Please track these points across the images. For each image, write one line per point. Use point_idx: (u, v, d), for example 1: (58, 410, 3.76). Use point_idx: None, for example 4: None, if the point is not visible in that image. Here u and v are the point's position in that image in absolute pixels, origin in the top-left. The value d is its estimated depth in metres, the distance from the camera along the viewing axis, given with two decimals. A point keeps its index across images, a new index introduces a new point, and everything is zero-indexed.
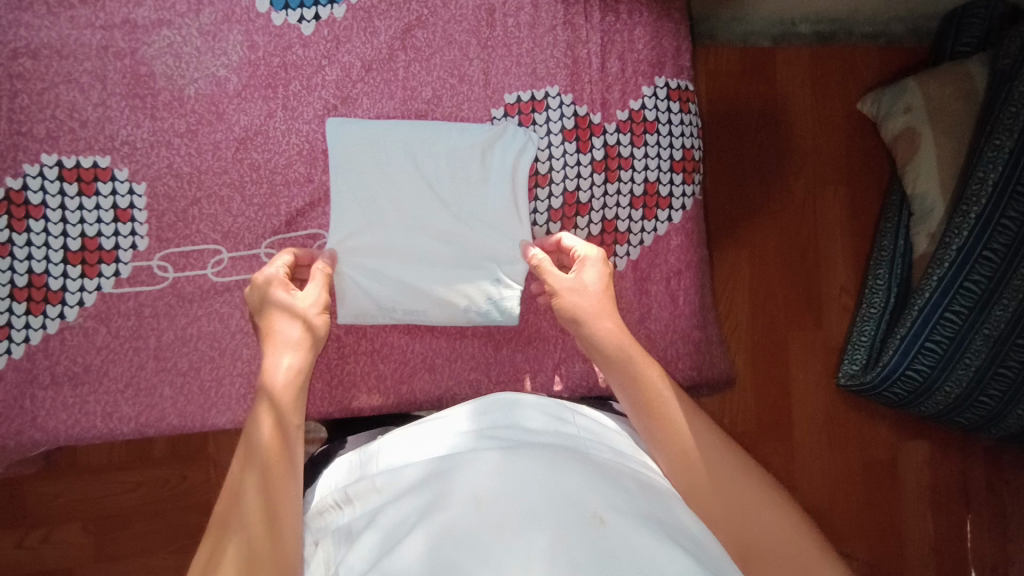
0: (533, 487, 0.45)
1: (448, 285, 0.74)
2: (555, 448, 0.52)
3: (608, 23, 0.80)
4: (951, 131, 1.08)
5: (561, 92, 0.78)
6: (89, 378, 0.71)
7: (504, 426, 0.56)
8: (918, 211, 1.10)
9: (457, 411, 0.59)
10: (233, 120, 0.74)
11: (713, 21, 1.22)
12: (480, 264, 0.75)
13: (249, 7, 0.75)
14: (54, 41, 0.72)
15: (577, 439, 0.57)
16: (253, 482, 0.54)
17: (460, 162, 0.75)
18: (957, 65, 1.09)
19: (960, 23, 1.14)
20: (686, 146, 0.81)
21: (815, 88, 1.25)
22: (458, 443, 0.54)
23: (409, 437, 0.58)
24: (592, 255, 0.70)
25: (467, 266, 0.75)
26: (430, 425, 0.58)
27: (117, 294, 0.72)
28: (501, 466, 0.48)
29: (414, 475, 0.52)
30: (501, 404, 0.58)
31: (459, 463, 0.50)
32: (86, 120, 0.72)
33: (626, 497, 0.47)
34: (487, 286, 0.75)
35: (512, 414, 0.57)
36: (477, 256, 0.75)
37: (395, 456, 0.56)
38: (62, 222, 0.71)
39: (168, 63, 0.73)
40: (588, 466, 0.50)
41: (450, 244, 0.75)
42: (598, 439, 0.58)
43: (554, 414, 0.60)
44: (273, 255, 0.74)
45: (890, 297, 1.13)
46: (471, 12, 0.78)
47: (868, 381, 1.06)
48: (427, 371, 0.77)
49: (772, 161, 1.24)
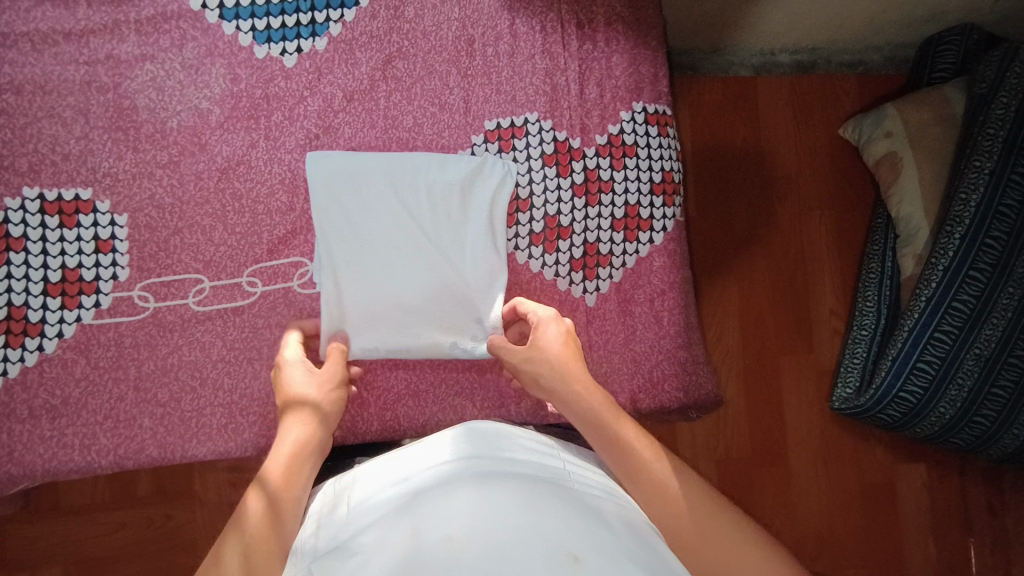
0: (507, 517, 0.45)
1: (436, 319, 0.75)
2: (535, 481, 0.52)
3: (585, 51, 0.82)
4: (931, 155, 1.10)
5: (541, 117, 0.80)
6: (67, 411, 0.70)
7: (486, 457, 0.55)
8: (904, 233, 1.11)
9: (441, 439, 0.59)
10: (216, 150, 0.75)
11: (692, 52, 1.25)
12: (467, 300, 0.75)
13: (232, 41, 0.76)
14: (38, 77, 0.73)
15: (558, 471, 0.57)
16: (237, 545, 0.55)
17: (442, 197, 0.75)
18: (935, 91, 1.12)
19: (937, 50, 1.17)
20: (666, 169, 0.82)
21: (794, 115, 1.27)
22: (437, 473, 0.53)
23: (390, 465, 0.59)
24: (546, 316, 0.70)
25: (454, 301, 0.75)
26: (413, 453, 0.59)
27: (97, 325, 0.72)
28: (478, 494, 0.48)
29: (390, 505, 0.51)
30: (486, 436, 0.59)
31: (437, 489, 0.50)
32: (68, 153, 0.73)
33: (603, 534, 0.47)
34: (469, 322, 0.75)
35: (495, 449, 0.57)
36: (460, 291, 0.75)
37: (376, 483, 0.57)
38: (43, 254, 0.71)
39: (151, 96, 0.74)
40: (567, 504, 0.49)
41: (434, 280, 0.74)
42: (578, 475, 0.58)
43: (538, 450, 0.60)
44: (255, 283, 0.74)
45: (879, 319, 1.13)
46: (451, 43, 0.80)
47: (861, 404, 1.05)
48: (412, 397, 0.76)
49: (755, 187, 1.25)
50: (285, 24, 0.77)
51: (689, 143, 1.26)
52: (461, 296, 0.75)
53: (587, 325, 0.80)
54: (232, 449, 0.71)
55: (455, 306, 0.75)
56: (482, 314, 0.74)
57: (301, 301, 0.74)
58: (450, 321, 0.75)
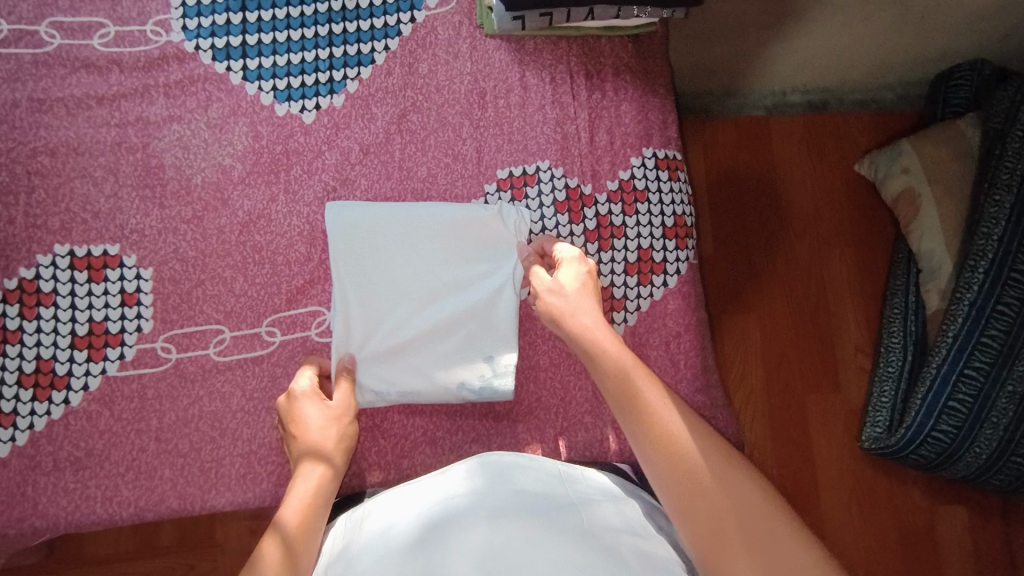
0: (518, 561, 0.47)
1: (449, 362, 0.75)
2: (545, 514, 0.53)
3: (595, 100, 0.84)
4: (950, 189, 1.10)
5: (552, 165, 0.81)
6: (90, 463, 0.71)
7: (498, 489, 0.57)
8: (926, 268, 1.10)
9: (456, 468, 0.61)
10: (238, 205, 0.77)
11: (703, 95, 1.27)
12: (479, 343, 0.75)
13: (254, 101, 0.79)
14: (72, 139, 0.77)
15: (568, 498, 0.58)
16: None
17: (459, 239, 0.76)
18: (950, 127, 1.12)
19: (949, 87, 1.18)
20: (677, 213, 0.83)
21: (807, 154, 1.28)
22: (449, 506, 0.55)
23: (401, 493, 0.60)
24: (569, 257, 0.70)
25: (466, 343, 0.75)
26: (426, 483, 0.60)
27: (121, 377, 0.73)
28: (489, 536, 0.50)
29: (403, 536, 0.53)
30: (499, 466, 0.60)
31: (452, 525, 0.52)
32: (98, 212, 0.76)
33: (612, 570, 0.48)
34: (479, 363, 0.75)
35: (507, 480, 0.58)
36: (472, 333, 0.75)
37: (388, 510, 0.58)
38: (71, 308, 0.74)
39: (178, 155, 0.78)
40: (576, 541, 0.50)
41: (448, 322, 0.75)
42: (583, 499, 0.59)
43: (551, 476, 0.61)
44: (273, 332, 0.75)
45: (906, 358, 1.11)
46: (463, 96, 0.82)
47: (892, 445, 1.02)
48: (428, 445, 0.76)
49: (770, 225, 1.25)
50: (305, 83, 0.80)
51: (703, 181, 1.27)
52: (474, 338, 0.75)
53: None
54: (250, 499, 0.71)
55: (467, 348, 0.75)
56: (494, 356, 0.75)
57: (319, 350, 0.76)
58: (461, 363, 0.75)
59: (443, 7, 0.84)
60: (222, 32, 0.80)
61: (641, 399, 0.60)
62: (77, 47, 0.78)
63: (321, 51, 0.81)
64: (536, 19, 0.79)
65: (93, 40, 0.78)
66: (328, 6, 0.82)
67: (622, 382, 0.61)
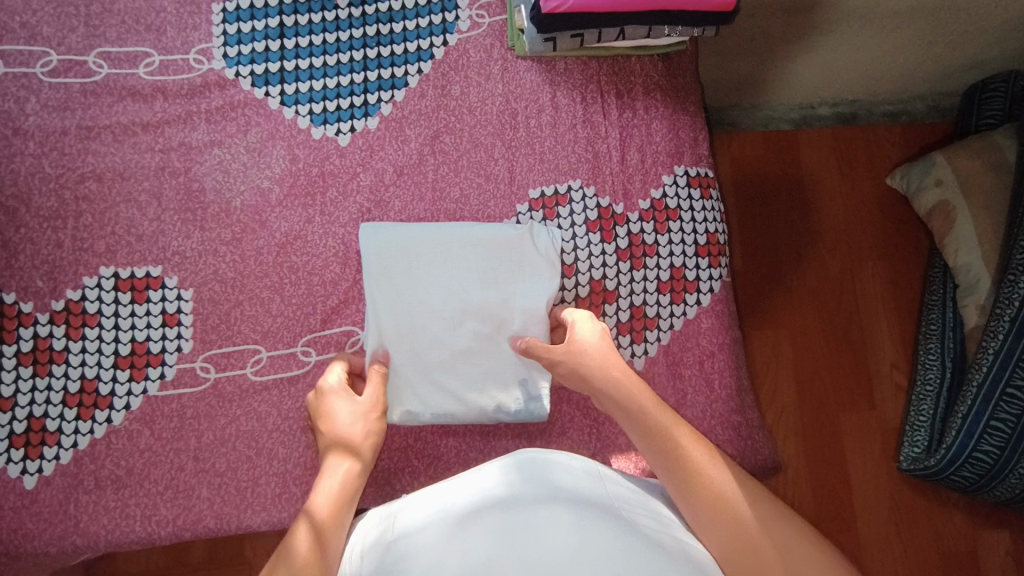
0: (557, 541, 0.47)
1: (482, 382, 0.75)
2: (581, 503, 0.53)
3: (625, 119, 0.84)
4: (987, 202, 1.07)
5: (584, 185, 0.82)
6: (131, 481, 0.72)
7: (537, 481, 0.57)
8: (964, 282, 1.08)
9: (492, 464, 0.61)
10: (275, 226, 0.79)
11: (731, 109, 1.26)
12: (512, 364, 0.75)
13: (291, 124, 0.81)
14: (117, 165, 0.79)
15: (605, 494, 0.58)
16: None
17: (495, 258, 0.77)
18: (984, 140, 1.10)
19: (983, 98, 1.16)
20: (710, 231, 0.82)
21: (839, 168, 1.26)
22: (489, 497, 0.55)
23: (438, 490, 0.61)
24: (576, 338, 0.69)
25: (499, 363, 0.76)
26: (461, 481, 0.61)
27: (162, 396, 0.75)
28: (533, 520, 0.50)
29: (443, 529, 0.53)
30: (536, 459, 0.60)
31: (490, 511, 0.53)
32: (142, 234, 0.78)
33: (653, 558, 0.48)
34: (513, 386, 0.75)
35: (545, 473, 0.58)
36: (506, 355, 0.76)
37: (425, 507, 0.59)
38: (115, 329, 0.76)
39: (218, 179, 0.79)
40: (621, 530, 0.50)
41: (482, 341, 0.76)
42: (621, 498, 0.59)
43: (587, 471, 0.61)
44: (309, 352, 0.76)
45: (945, 375, 1.08)
46: (495, 116, 0.83)
47: (932, 465, 1.00)
48: (460, 465, 0.76)
49: (801, 240, 1.24)
50: (340, 106, 0.82)
51: (731, 195, 1.26)
52: (507, 358, 0.76)
53: None
54: (285, 519, 0.72)
55: (500, 369, 0.75)
56: (527, 378, 0.75)
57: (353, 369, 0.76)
58: (494, 383, 0.75)
59: (474, 30, 0.85)
60: (261, 58, 0.82)
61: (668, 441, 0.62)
62: (123, 75, 0.80)
63: (356, 76, 0.83)
64: (567, 40, 0.80)
65: (139, 68, 0.81)
66: (363, 32, 0.84)
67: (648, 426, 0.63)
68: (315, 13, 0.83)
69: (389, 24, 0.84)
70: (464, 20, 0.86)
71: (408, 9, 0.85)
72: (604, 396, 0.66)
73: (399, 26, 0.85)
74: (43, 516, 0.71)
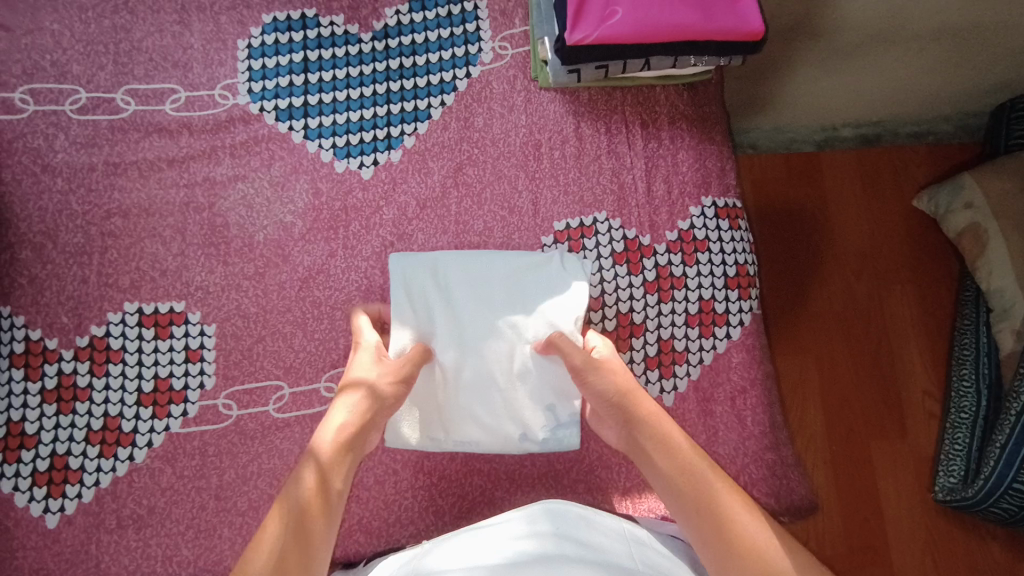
0: None
1: (508, 411, 0.73)
2: (614, 569, 0.54)
3: (651, 149, 0.83)
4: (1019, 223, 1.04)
5: (609, 216, 0.80)
6: (153, 520, 0.72)
7: (569, 540, 0.57)
8: (999, 307, 1.04)
9: (519, 513, 0.61)
10: (298, 261, 0.78)
11: (752, 132, 1.25)
12: (542, 391, 0.73)
13: (314, 158, 0.81)
14: (143, 201, 0.79)
15: (633, 562, 0.58)
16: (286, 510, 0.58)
17: (523, 283, 0.74)
18: (1015, 160, 1.07)
19: (1010, 118, 1.13)
20: (740, 262, 0.80)
21: (865, 190, 1.24)
22: (524, 549, 0.55)
23: (461, 540, 0.59)
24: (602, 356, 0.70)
25: (528, 390, 0.73)
26: (485, 530, 0.59)
27: (184, 433, 0.74)
28: None
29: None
30: (565, 514, 0.61)
31: (528, 562, 0.52)
32: (166, 269, 0.78)
33: None
34: (541, 414, 0.73)
35: (575, 530, 0.58)
36: (532, 384, 0.73)
37: (451, 554, 0.57)
38: (139, 365, 0.75)
39: (241, 213, 0.79)
40: None
41: (509, 368, 0.73)
42: (649, 565, 0.59)
43: (612, 532, 0.62)
44: (332, 388, 0.75)
45: (981, 402, 1.04)
46: (518, 148, 0.83)
47: (971, 497, 0.97)
48: (485, 505, 0.74)
49: (827, 264, 1.21)
50: (364, 139, 0.82)
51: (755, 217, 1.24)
52: (535, 384, 0.73)
53: None
54: None
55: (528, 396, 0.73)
56: (556, 405, 0.73)
57: None
58: (523, 411, 0.73)
59: (497, 62, 0.85)
60: (285, 92, 0.82)
61: (705, 492, 0.61)
62: (150, 112, 0.81)
63: (379, 108, 0.83)
64: (591, 70, 0.79)
65: (165, 105, 0.81)
66: (386, 65, 0.84)
67: (683, 472, 0.63)
68: (338, 47, 0.84)
69: (412, 57, 0.84)
70: (487, 52, 0.85)
71: (431, 41, 0.85)
72: (637, 437, 0.65)
73: (422, 58, 0.85)
74: (65, 556, 0.70)
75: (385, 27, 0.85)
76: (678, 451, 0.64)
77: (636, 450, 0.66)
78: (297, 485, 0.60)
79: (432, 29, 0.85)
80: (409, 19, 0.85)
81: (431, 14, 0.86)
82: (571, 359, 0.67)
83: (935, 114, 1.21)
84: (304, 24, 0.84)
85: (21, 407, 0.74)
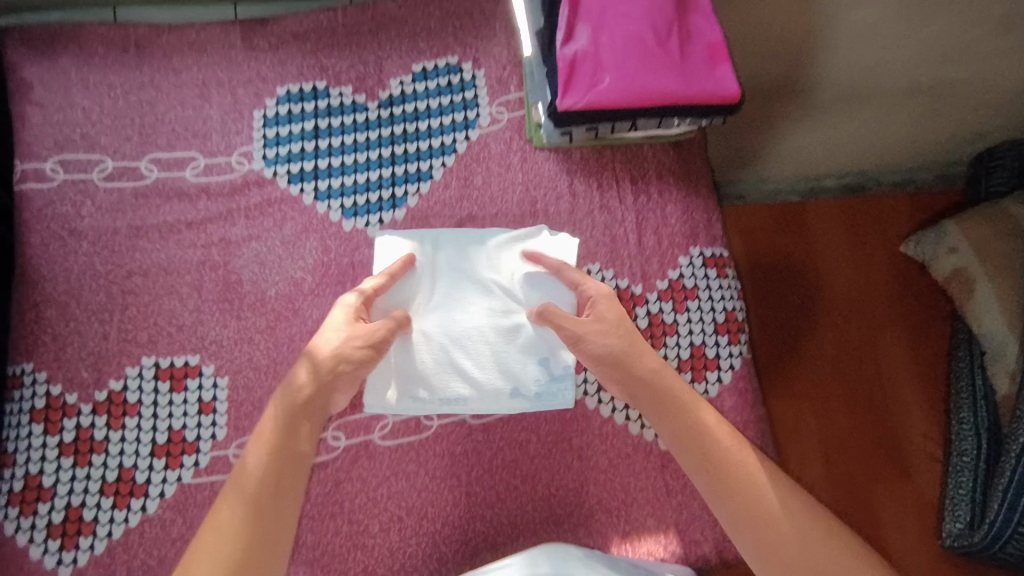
0: None
1: (495, 371, 0.80)
2: None
3: (641, 203, 0.88)
4: (1004, 269, 1.09)
5: (603, 267, 0.85)
6: (163, 571, 0.73)
7: None
8: (991, 350, 1.08)
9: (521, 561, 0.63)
10: (307, 314, 0.82)
11: (738, 183, 1.28)
12: (533, 351, 0.80)
13: (324, 218, 0.86)
14: (163, 261, 0.84)
15: None
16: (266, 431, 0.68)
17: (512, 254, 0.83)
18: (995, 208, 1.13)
19: (989, 168, 1.20)
20: (728, 308, 0.84)
21: (851, 238, 1.29)
22: None
23: None
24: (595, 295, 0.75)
25: (518, 349, 0.80)
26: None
27: (195, 484, 0.76)
28: None
29: None
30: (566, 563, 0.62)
31: None
32: (182, 325, 0.82)
33: None
34: (530, 372, 0.80)
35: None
36: (519, 346, 0.80)
37: None
38: (154, 417, 0.78)
39: (255, 270, 0.84)
40: None
41: (500, 330, 0.81)
42: None
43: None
44: (339, 437, 0.79)
45: (980, 445, 1.06)
46: (516, 205, 0.88)
47: (978, 542, 0.98)
48: (488, 551, 0.75)
49: (817, 309, 1.25)
50: (370, 199, 0.87)
51: (744, 265, 1.28)
52: (524, 344, 0.80)
53: (664, 469, 0.78)
54: None
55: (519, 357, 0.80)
56: (545, 363, 0.80)
57: (380, 454, 0.78)
58: (514, 367, 0.80)
59: (494, 125, 0.91)
60: (297, 157, 0.88)
61: (712, 445, 0.67)
62: (171, 178, 0.87)
63: (385, 170, 0.88)
64: (582, 132, 0.85)
65: (185, 171, 0.87)
66: (391, 130, 0.90)
67: (692, 431, 0.67)
68: (346, 115, 0.90)
69: (415, 122, 0.91)
70: (484, 116, 0.92)
71: (433, 107, 0.92)
72: (645, 396, 0.69)
73: (424, 123, 0.91)
74: None
75: (390, 96, 0.92)
76: (685, 408, 0.68)
77: (643, 403, 0.70)
78: (281, 412, 0.68)
79: (434, 97, 0.92)
80: (412, 88, 0.92)
81: (433, 83, 0.93)
82: (563, 328, 0.73)
83: (916, 165, 1.27)
84: (315, 94, 0.91)
85: (39, 460, 0.76)
